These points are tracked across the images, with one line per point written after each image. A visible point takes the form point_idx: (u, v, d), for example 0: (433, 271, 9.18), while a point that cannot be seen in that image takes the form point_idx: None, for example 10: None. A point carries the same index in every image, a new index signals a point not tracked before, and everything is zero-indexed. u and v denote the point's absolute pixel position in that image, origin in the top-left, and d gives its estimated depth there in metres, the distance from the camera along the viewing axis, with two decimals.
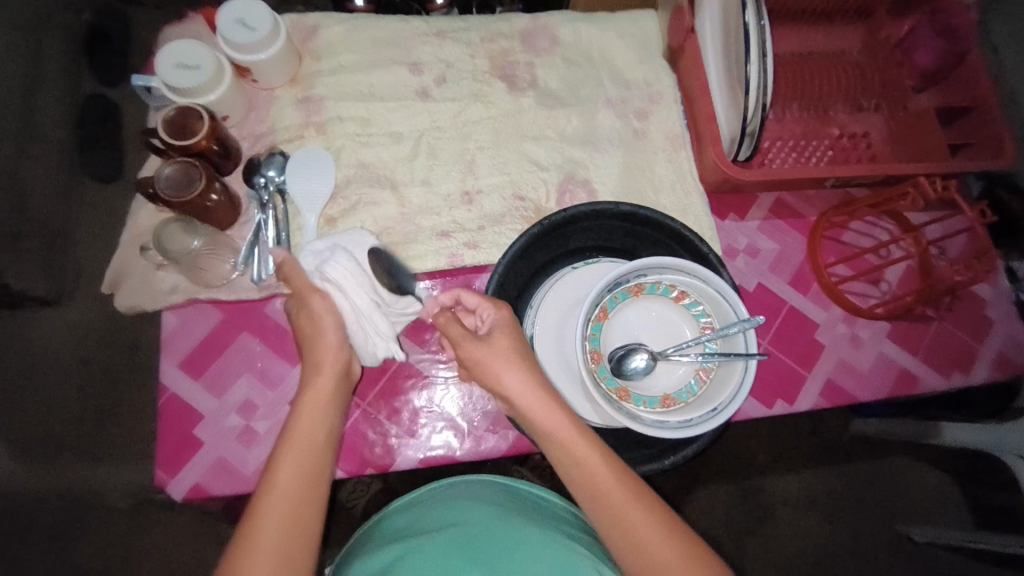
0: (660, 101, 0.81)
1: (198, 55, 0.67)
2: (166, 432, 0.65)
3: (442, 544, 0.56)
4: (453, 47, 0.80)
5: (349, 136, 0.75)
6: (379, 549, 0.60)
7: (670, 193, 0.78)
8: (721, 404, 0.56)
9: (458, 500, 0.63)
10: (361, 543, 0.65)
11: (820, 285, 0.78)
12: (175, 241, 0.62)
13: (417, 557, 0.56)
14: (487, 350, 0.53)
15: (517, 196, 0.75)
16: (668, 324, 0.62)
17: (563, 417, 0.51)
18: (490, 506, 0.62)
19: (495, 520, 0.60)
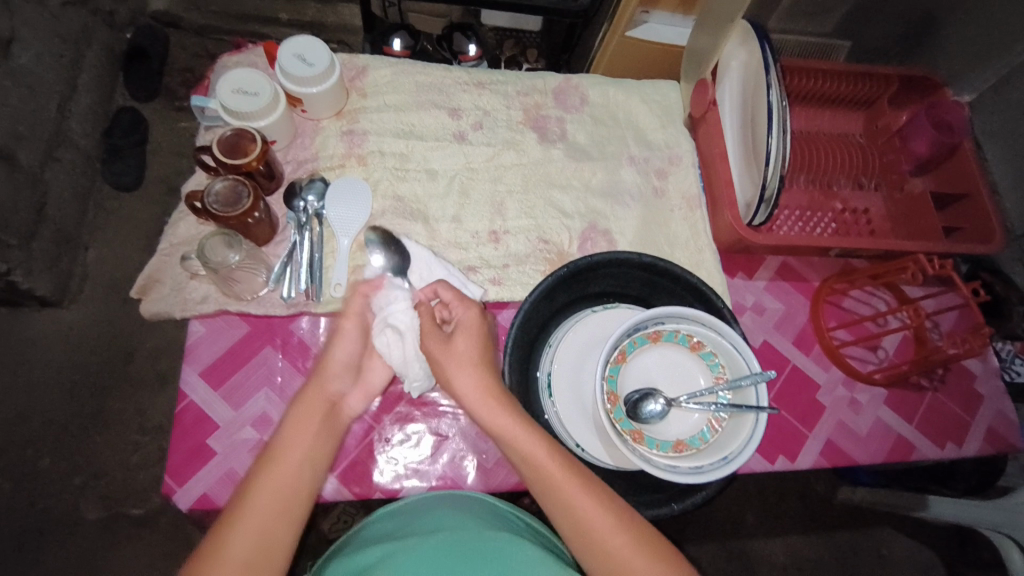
0: (678, 163, 0.87)
1: (258, 83, 0.71)
2: (179, 440, 0.64)
3: (428, 548, 0.55)
4: (491, 98, 0.86)
5: (388, 169, 0.79)
6: (364, 550, 0.58)
7: (684, 249, 0.82)
8: (731, 453, 0.59)
9: (445, 512, 0.61)
10: (345, 548, 0.63)
11: (821, 347, 0.82)
12: (216, 254, 0.64)
13: (401, 556, 0.54)
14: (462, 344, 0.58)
15: (542, 239, 0.79)
16: (683, 373, 0.65)
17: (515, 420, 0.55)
18: (482, 519, 0.60)
19: (483, 532, 0.58)
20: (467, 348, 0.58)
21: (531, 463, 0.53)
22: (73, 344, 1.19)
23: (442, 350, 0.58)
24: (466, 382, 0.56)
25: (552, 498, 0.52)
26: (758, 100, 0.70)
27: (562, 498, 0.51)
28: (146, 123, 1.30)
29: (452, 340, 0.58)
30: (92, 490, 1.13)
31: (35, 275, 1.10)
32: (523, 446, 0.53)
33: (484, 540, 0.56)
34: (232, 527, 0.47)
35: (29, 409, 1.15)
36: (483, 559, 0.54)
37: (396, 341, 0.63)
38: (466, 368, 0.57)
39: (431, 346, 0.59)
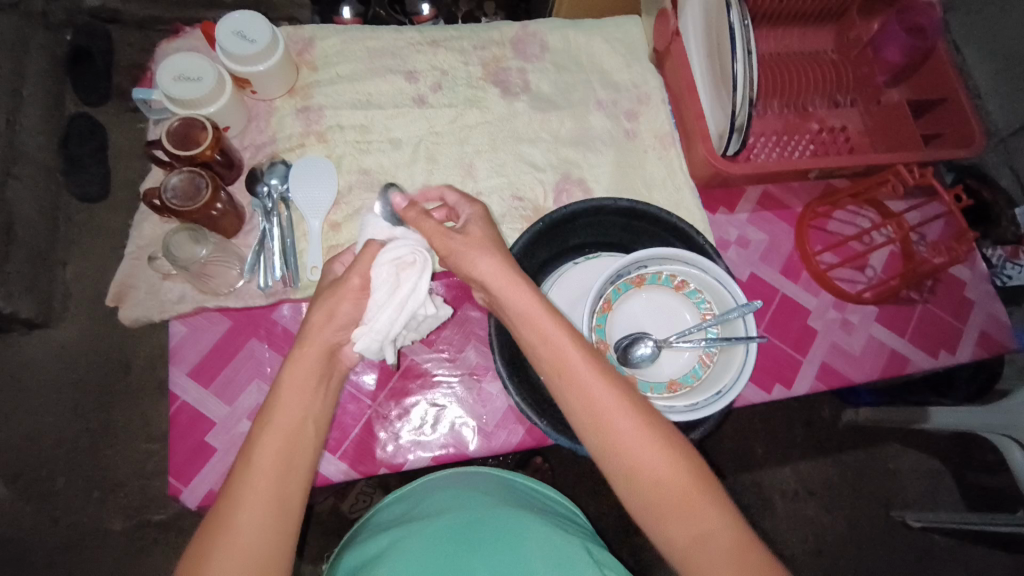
0: (648, 102, 0.84)
1: (199, 67, 0.68)
2: (177, 441, 0.64)
3: (431, 535, 0.56)
4: (447, 56, 0.82)
5: (349, 143, 0.76)
6: (371, 539, 0.60)
7: (662, 189, 0.80)
8: (724, 387, 0.59)
9: (450, 494, 0.62)
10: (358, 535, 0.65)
11: (809, 273, 0.81)
12: (182, 250, 0.62)
13: (406, 544, 0.56)
14: (464, 239, 0.54)
15: (516, 197, 0.78)
16: (669, 313, 0.65)
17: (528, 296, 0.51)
18: (485, 496, 0.62)
19: (485, 509, 0.59)
20: (490, 254, 0.53)
21: (540, 346, 0.49)
22: (68, 362, 1.18)
23: (458, 244, 0.54)
24: (513, 293, 0.51)
25: (587, 432, 0.47)
26: (720, 24, 0.68)
27: (599, 423, 0.46)
28: (101, 128, 1.25)
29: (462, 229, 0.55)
30: (113, 501, 1.14)
31: (16, 298, 1.09)
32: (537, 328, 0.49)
33: (488, 517, 0.58)
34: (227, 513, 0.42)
35: (35, 431, 1.15)
36: (486, 541, 0.55)
37: (390, 280, 0.53)
38: (480, 254, 0.53)
39: (445, 245, 0.55)
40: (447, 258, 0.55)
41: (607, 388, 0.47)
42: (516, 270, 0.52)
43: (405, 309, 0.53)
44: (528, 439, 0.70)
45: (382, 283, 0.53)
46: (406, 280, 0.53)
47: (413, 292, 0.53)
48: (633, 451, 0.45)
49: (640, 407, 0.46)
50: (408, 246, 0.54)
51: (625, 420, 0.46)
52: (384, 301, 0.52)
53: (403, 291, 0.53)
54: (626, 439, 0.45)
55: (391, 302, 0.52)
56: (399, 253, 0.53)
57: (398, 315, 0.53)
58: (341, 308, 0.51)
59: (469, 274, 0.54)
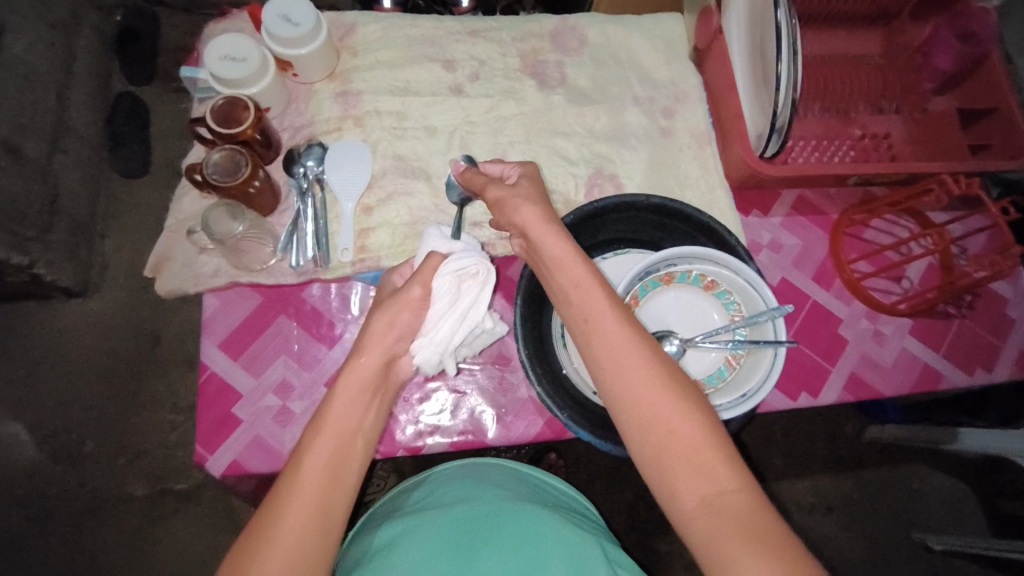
0: (685, 100, 0.83)
1: (245, 48, 0.70)
2: (205, 410, 0.66)
3: (447, 525, 0.57)
4: (486, 46, 0.82)
5: (385, 129, 0.77)
6: (386, 525, 0.60)
7: (695, 188, 0.79)
8: (750, 390, 0.58)
9: (467, 486, 0.62)
10: (373, 521, 0.66)
11: (842, 281, 0.79)
12: (220, 224, 0.64)
13: (419, 532, 0.56)
14: (510, 190, 0.56)
15: (547, 189, 0.77)
16: (697, 313, 0.65)
17: (564, 244, 0.52)
18: (501, 489, 0.62)
19: (502, 503, 0.59)
20: (536, 207, 0.54)
21: (568, 291, 0.50)
22: (101, 331, 1.23)
23: (507, 192, 0.56)
24: (555, 247, 0.52)
25: (607, 384, 0.46)
26: (766, 22, 0.66)
27: (620, 377, 0.45)
28: (145, 107, 1.29)
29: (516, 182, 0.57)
30: (137, 468, 1.18)
31: (56, 266, 1.13)
32: (566, 273, 0.50)
33: (505, 511, 0.58)
34: (280, 506, 0.42)
35: (68, 396, 1.19)
36: (503, 537, 0.55)
37: (452, 291, 0.54)
38: (525, 203, 0.54)
39: (490, 192, 0.58)
40: (494, 209, 0.58)
41: (632, 343, 0.46)
42: (558, 224, 0.53)
43: (465, 320, 0.55)
44: (546, 431, 0.70)
45: (444, 296, 0.53)
46: (468, 293, 0.55)
47: (473, 304, 0.55)
48: (646, 400, 0.44)
49: (664, 365, 0.45)
50: (472, 259, 0.55)
51: (645, 376, 0.45)
52: (445, 312, 0.53)
53: (466, 305, 0.54)
54: (640, 388, 0.45)
55: (452, 314, 0.54)
56: (462, 265, 0.54)
57: (457, 328, 0.54)
58: (401, 318, 0.51)
59: (511, 220, 0.55)
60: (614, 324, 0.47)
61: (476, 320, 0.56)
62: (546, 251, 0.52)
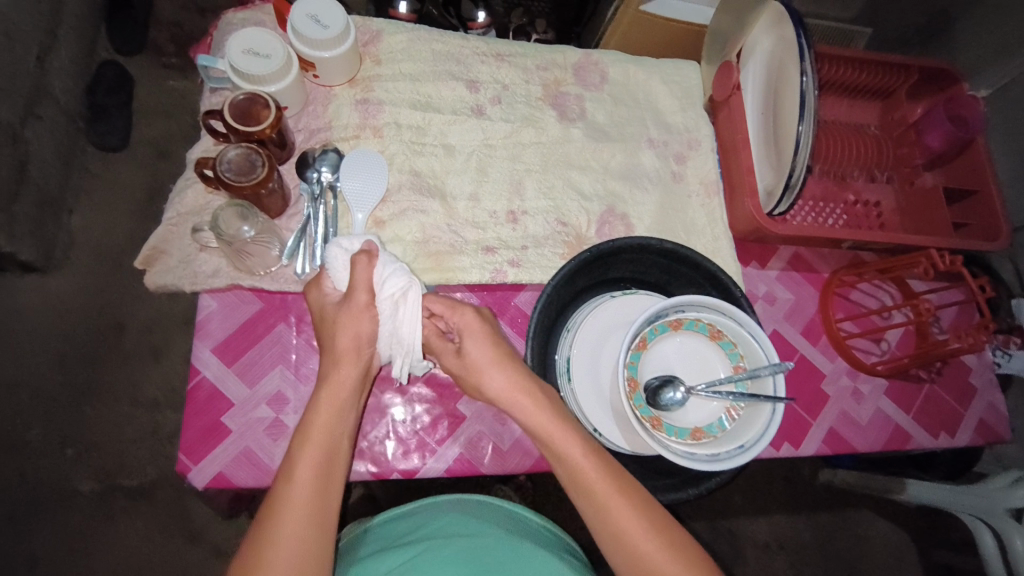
0: (697, 148, 0.85)
1: (270, 45, 0.67)
2: (193, 417, 0.62)
3: (447, 559, 0.55)
4: (510, 71, 0.83)
5: (404, 143, 0.76)
6: (379, 558, 0.58)
7: (701, 236, 0.81)
8: (747, 442, 0.60)
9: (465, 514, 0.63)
10: (356, 547, 0.63)
11: (828, 337, 0.83)
12: (228, 225, 0.61)
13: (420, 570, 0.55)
14: (467, 361, 0.62)
15: (560, 221, 0.77)
16: (702, 361, 0.65)
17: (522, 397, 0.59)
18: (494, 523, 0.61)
19: (501, 537, 0.59)
20: (495, 371, 0.60)
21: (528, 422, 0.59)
22: (60, 313, 1.17)
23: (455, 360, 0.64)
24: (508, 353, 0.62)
25: (575, 468, 0.56)
26: (788, 87, 0.69)
27: (568, 461, 0.57)
28: (129, 78, 1.29)
29: (462, 351, 0.62)
30: (86, 459, 1.12)
31: (18, 238, 1.07)
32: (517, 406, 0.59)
33: (505, 545, 0.58)
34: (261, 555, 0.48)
35: (17, 379, 1.13)
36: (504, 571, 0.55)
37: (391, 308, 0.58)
38: (490, 369, 0.60)
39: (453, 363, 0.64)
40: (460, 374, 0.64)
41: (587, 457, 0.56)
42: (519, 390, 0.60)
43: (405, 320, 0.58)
44: (542, 464, 0.70)
45: (386, 290, 0.58)
46: (410, 292, 0.58)
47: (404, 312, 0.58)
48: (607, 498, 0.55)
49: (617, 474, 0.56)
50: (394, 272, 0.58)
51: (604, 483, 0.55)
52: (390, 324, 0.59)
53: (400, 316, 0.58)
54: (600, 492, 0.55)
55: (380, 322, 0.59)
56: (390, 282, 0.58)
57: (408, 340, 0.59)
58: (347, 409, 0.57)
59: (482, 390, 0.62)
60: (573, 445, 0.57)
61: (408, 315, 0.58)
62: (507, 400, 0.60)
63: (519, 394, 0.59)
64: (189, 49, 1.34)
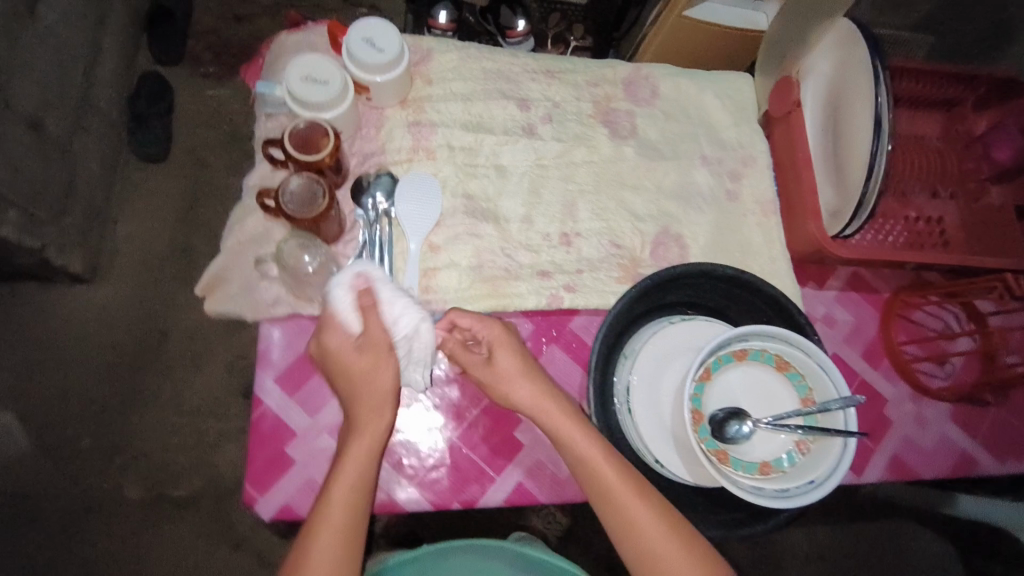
0: (752, 165, 0.82)
1: (327, 71, 0.67)
2: (258, 448, 0.63)
3: None
4: (561, 88, 0.81)
5: (457, 165, 0.75)
6: None
7: (757, 257, 0.79)
8: (818, 478, 0.59)
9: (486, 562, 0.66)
10: None
11: (890, 361, 0.80)
12: (292, 258, 0.64)
13: None
14: (490, 370, 0.63)
15: (614, 244, 0.76)
16: (767, 393, 0.64)
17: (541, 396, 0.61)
18: None
19: None
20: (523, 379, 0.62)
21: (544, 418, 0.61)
22: (108, 322, 1.19)
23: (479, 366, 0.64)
24: (538, 385, 0.62)
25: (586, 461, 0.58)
26: (858, 107, 0.68)
27: (580, 457, 0.58)
28: (169, 87, 1.31)
29: (493, 360, 0.62)
30: (135, 466, 1.14)
31: (68, 250, 1.10)
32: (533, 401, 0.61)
33: None
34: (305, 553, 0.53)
35: (69, 387, 1.16)
36: None
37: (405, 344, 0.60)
38: (516, 377, 0.62)
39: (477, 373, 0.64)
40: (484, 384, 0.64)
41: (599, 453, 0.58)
42: (541, 389, 0.62)
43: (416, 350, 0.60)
44: None
45: (400, 329, 0.58)
46: (422, 324, 0.59)
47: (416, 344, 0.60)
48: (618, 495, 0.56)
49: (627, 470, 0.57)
50: (404, 315, 0.58)
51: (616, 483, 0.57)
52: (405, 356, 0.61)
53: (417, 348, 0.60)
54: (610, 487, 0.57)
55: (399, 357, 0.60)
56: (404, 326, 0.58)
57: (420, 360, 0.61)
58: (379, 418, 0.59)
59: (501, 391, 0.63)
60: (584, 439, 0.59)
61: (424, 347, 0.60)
62: (525, 402, 0.62)
63: (539, 394, 0.61)
64: (226, 58, 1.35)
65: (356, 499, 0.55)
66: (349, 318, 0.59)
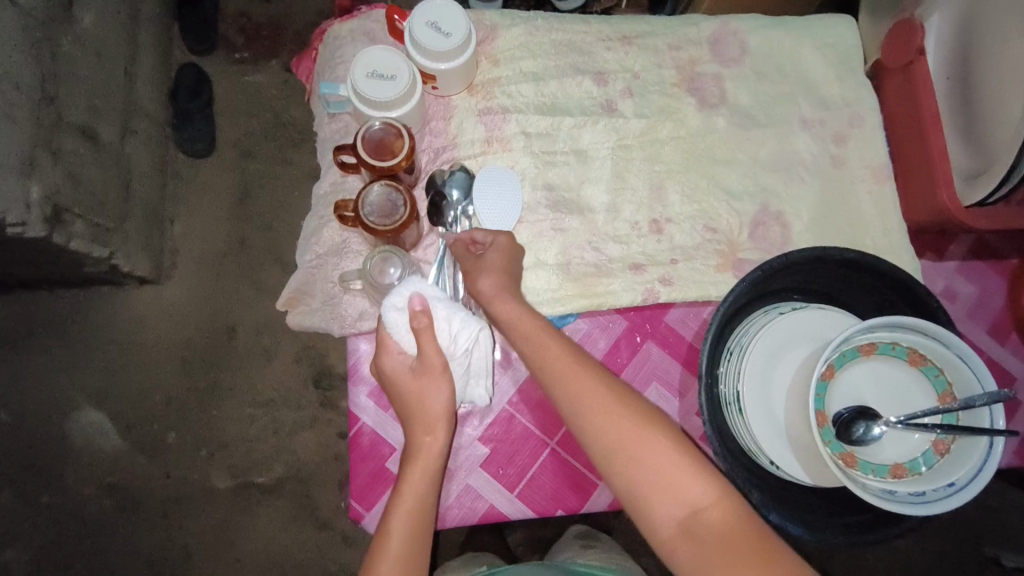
0: (860, 125, 0.73)
1: (394, 65, 0.62)
2: (360, 464, 0.62)
3: None
4: (639, 56, 0.73)
5: (534, 154, 0.70)
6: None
7: (870, 230, 0.71)
8: (960, 480, 0.52)
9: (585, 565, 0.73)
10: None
11: (1019, 336, 0.72)
12: (376, 271, 0.62)
13: None
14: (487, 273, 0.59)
15: (709, 227, 0.70)
16: (899, 389, 0.58)
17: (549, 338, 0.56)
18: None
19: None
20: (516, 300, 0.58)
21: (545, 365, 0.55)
22: (177, 322, 1.20)
23: (475, 263, 0.60)
24: (585, 388, 0.53)
25: (580, 398, 0.53)
26: (1011, 53, 0.60)
27: (577, 397, 0.53)
28: (207, 78, 1.27)
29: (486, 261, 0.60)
30: (219, 459, 1.17)
31: (133, 255, 1.11)
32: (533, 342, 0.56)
33: None
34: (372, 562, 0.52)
35: (148, 385, 1.18)
36: None
37: (462, 362, 0.59)
38: (508, 303, 0.58)
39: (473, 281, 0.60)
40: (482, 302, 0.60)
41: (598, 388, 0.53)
42: (544, 327, 0.57)
43: (472, 364, 0.59)
44: None
45: (461, 344, 0.57)
46: (481, 336, 0.58)
47: (473, 356, 0.59)
48: (616, 434, 0.51)
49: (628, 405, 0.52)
50: (466, 329, 0.57)
51: (618, 418, 0.52)
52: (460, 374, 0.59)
53: (468, 359, 0.59)
54: (608, 424, 0.52)
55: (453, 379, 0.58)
56: (463, 338, 0.57)
57: (475, 372, 0.60)
58: (433, 420, 0.57)
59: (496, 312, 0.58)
60: (590, 380, 0.54)
61: (481, 355, 0.59)
62: (528, 343, 0.56)
63: (534, 331, 0.56)
64: (261, 41, 1.29)
65: (422, 511, 0.54)
66: (403, 343, 0.57)
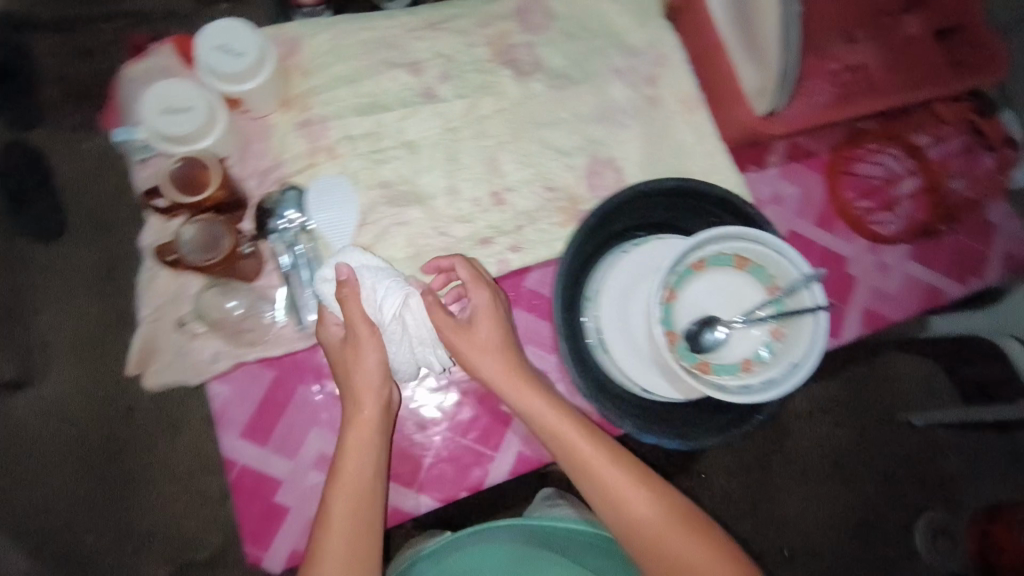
0: (666, 64, 0.78)
1: (187, 95, 0.60)
2: (247, 507, 0.61)
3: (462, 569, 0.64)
4: (449, 39, 0.74)
5: (363, 155, 0.69)
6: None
7: (695, 156, 0.76)
8: (798, 359, 0.57)
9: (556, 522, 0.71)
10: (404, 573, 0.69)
11: (843, 220, 0.79)
12: (214, 308, 0.61)
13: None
14: (469, 338, 0.57)
15: (548, 188, 0.72)
16: (735, 292, 0.61)
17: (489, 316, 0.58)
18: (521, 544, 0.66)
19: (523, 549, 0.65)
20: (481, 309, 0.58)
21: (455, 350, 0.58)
22: (63, 419, 1.05)
23: (463, 334, 0.57)
24: (488, 351, 0.58)
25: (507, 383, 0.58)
26: None
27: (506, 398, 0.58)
28: (36, 144, 1.08)
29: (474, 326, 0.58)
30: (149, 552, 1.04)
31: None
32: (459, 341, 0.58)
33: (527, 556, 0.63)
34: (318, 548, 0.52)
35: (42, 502, 1.04)
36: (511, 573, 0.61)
37: (398, 330, 0.57)
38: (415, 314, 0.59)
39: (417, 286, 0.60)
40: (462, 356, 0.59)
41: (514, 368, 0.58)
42: (489, 295, 0.59)
43: (410, 333, 0.57)
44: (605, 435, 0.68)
45: (387, 309, 0.56)
46: (410, 300, 0.57)
47: (407, 325, 0.57)
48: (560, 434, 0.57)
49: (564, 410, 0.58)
50: (388, 295, 0.56)
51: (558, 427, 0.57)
52: (398, 343, 0.57)
53: (401, 325, 0.57)
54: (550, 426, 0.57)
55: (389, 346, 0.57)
56: (385, 303, 0.56)
57: (415, 340, 0.58)
58: (364, 385, 0.57)
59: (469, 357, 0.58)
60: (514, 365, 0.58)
61: (417, 321, 0.57)
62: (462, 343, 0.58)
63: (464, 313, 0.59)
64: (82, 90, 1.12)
65: (365, 483, 0.54)
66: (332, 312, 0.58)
